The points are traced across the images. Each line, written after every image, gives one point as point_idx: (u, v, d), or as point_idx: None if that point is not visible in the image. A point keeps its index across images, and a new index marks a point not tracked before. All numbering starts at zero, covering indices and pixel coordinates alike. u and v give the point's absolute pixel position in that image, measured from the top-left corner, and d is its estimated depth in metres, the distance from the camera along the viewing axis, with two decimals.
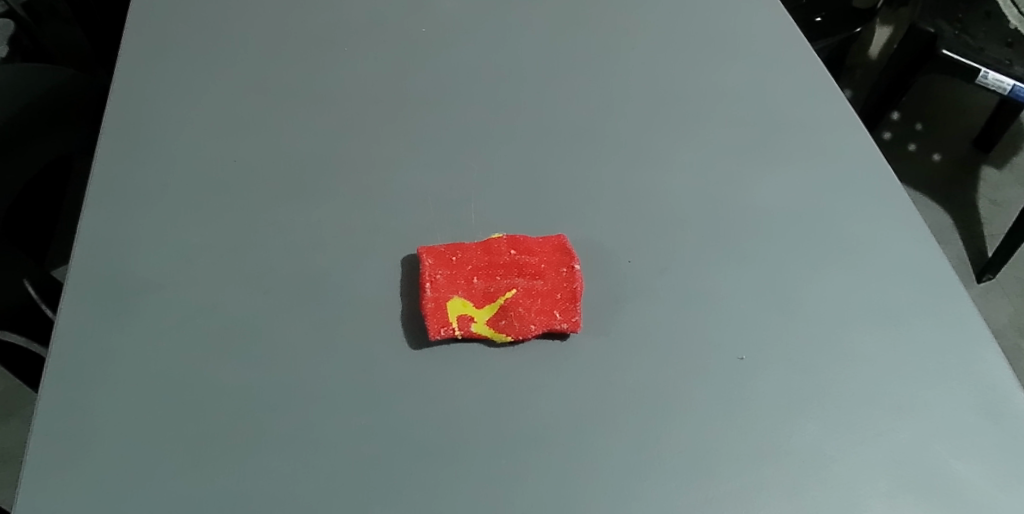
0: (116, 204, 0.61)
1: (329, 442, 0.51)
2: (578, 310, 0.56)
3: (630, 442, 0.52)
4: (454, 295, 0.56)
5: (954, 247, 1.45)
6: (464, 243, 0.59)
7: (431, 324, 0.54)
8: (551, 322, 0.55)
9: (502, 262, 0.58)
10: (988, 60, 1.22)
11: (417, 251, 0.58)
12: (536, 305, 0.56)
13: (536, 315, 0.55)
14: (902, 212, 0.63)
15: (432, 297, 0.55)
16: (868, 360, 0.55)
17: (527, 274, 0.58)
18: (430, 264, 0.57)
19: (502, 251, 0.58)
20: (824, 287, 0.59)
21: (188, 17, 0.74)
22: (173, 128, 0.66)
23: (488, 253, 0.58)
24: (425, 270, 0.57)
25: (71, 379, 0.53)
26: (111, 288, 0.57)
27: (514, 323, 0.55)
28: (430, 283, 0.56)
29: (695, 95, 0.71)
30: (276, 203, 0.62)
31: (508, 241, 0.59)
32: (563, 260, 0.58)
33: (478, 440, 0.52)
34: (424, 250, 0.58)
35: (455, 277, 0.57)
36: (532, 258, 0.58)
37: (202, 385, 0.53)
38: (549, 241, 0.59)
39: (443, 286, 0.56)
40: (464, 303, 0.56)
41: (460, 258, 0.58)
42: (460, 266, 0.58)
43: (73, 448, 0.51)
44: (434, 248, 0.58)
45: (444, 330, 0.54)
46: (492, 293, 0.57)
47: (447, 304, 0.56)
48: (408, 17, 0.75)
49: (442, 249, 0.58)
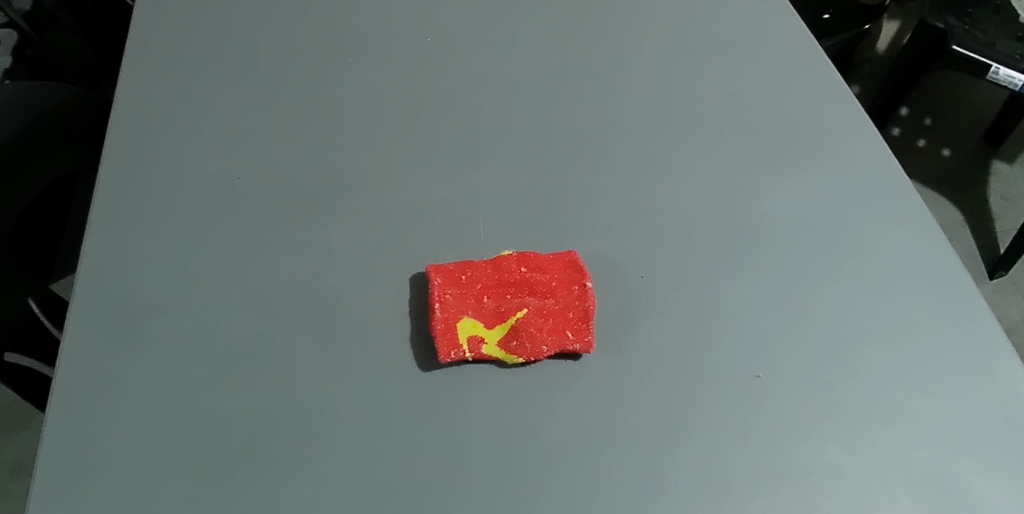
0: (122, 224, 0.60)
1: (340, 467, 0.51)
2: (590, 329, 0.55)
3: (645, 463, 0.51)
4: (464, 315, 0.55)
5: (965, 244, 1.43)
6: (473, 261, 0.58)
7: (441, 347, 0.53)
8: (564, 343, 0.54)
9: (512, 279, 0.57)
10: (998, 56, 1.19)
11: (426, 270, 0.58)
12: (548, 325, 0.55)
13: (548, 335, 0.54)
14: (917, 220, 0.62)
15: (441, 318, 0.55)
16: (884, 374, 0.54)
17: (538, 292, 0.57)
18: (439, 283, 0.56)
19: (512, 268, 0.57)
20: (839, 299, 0.58)
21: (192, 32, 0.73)
22: (178, 146, 0.65)
23: (498, 271, 0.57)
24: (434, 290, 0.56)
25: (77, 405, 0.52)
26: (118, 311, 0.56)
27: (525, 343, 0.54)
28: (439, 303, 0.55)
29: (705, 102, 0.70)
30: (282, 222, 0.61)
31: (518, 259, 0.58)
32: (575, 277, 0.57)
33: (491, 464, 0.51)
34: (433, 269, 0.57)
35: (465, 296, 0.56)
36: (543, 276, 0.57)
37: (210, 409, 0.52)
38: (560, 257, 0.58)
39: (453, 306, 0.55)
40: (474, 323, 0.55)
41: (470, 276, 0.57)
42: (470, 284, 0.57)
43: (80, 475, 0.50)
44: (443, 266, 0.57)
45: (454, 353, 0.53)
46: (502, 313, 0.56)
47: (457, 325, 0.55)
48: (414, 27, 0.75)
49: (451, 267, 0.57)
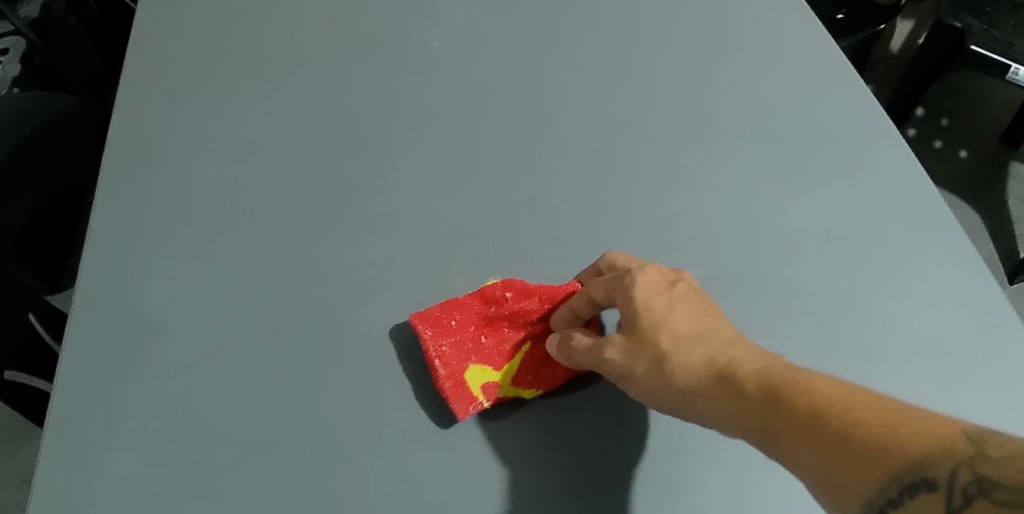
0: (121, 237, 0.59)
1: (346, 495, 0.49)
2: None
3: (665, 492, 0.50)
4: (468, 364, 0.53)
5: (985, 248, 1.39)
6: (455, 299, 0.55)
7: (456, 405, 0.51)
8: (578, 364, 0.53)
9: (503, 311, 0.54)
10: (1019, 56, 1.15)
11: (409, 321, 0.54)
12: None
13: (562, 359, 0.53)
14: (951, 236, 0.61)
15: (447, 374, 0.52)
16: (921, 397, 0.54)
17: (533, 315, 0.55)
18: (431, 335, 0.53)
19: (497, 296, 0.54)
20: (875, 322, 0.57)
21: (195, 40, 0.72)
22: (180, 157, 0.63)
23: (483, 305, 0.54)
24: (429, 346, 0.53)
25: (72, 427, 0.50)
26: (116, 328, 0.54)
27: (543, 375, 0.53)
28: (438, 359, 0.52)
29: (717, 110, 0.68)
30: (286, 235, 0.59)
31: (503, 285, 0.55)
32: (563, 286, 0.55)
33: (500, 492, 0.49)
34: (417, 320, 0.54)
35: (460, 343, 0.54)
36: (532, 300, 0.54)
37: (211, 431, 0.51)
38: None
39: (453, 357, 0.53)
40: (481, 369, 0.53)
41: (460, 320, 0.54)
42: (461, 329, 0.54)
43: (76, 502, 0.48)
44: (426, 313, 0.54)
45: (471, 407, 0.51)
46: (506, 349, 0.54)
47: (466, 376, 0.52)
48: (421, 33, 0.73)
49: (433, 314, 0.54)
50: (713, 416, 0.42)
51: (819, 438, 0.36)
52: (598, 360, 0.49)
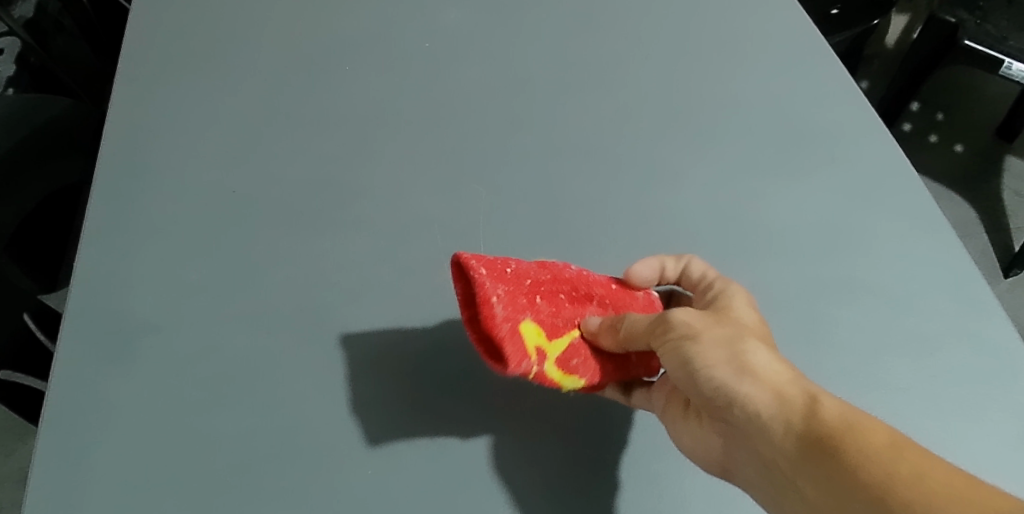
0: (115, 238, 0.59)
1: (337, 490, 0.49)
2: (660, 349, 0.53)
3: (654, 486, 0.50)
4: (526, 317, 0.48)
5: (979, 242, 1.40)
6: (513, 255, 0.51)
7: (513, 354, 0.46)
8: (628, 370, 0.52)
9: (564, 279, 0.52)
10: (1012, 51, 1.16)
11: (459, 259, 0.47)
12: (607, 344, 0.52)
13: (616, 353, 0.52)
14: (938, 231, 0.62)
15: (506, 317, 0.47)
16: (905, 391, 0.54)
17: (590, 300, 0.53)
18: (487, 275, 0.47)
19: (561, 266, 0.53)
20: (861, 316, 0.58)
21: (188, 41, 0.72)
22: (173, 157, 0.64)
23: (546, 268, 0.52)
24: (486, 283, 0.47)
25: (67, 426, 0.51)
26: (110, 328, 0.55)
27: (593, 363, 0.50)
28: (497, 297, 0.47)
29: (707, 108, 0.69)
30: (279, 234, 0.60)
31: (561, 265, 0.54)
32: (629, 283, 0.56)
33: (490, 488, 0.50)
34: (474, 256, 0.47)
35: (517, 293, 0.48)
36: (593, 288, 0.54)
37: (204, 429, 0.51)
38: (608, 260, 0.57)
39: (512, 304, 0.47)
40: (539, 330, 0.48)
41: (518, 271, 0.49)
42: (521, 278, 0.49)
43: (70, 499, 0.48)
44: (483, 254, 0.48)
45: (525, 364, 0.46)
46: (559, 322, 0.50)
47: (523, 328, 0.47)
48: (413, 32, 0.73)
49: (491, 256, 0.49)
50: (764, 403, 0.43)
51: (894, 464, 0.39)
52: (660, 325, 0.48)
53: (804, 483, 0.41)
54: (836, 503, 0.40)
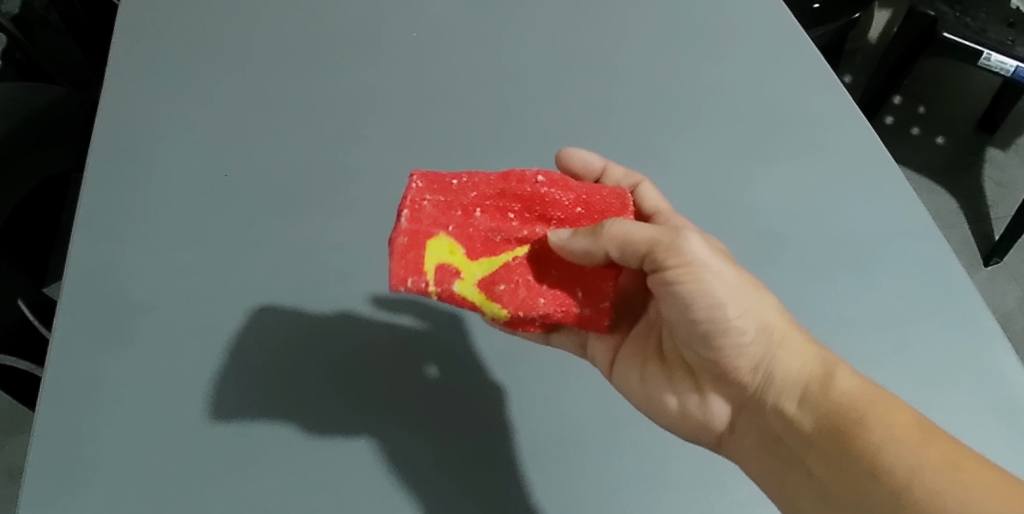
0: (110, 223, 0.61)
1: (330, 458, 0.52)
2: (608, 294, 0.52)
3: (631, 452, 0.54)
4: (442, 234, 0.49)
5: (960, 232, 1.43)
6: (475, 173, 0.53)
7: (398, 272, 0.47)
8: (566, 304, 0.51)
9: (522, 193, 0.52)
10: (989, 42, 1.19)
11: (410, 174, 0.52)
12: (552, 279, 0.51)
13: (553, 289, 0.51)
14: (910, 211, 0.65)
15: (410, 230, 0.49)
16: (878, 361, 0.57)
17: (549, 221, 0.53)
18: (421, 188, 0.51)
19: (527, 179, 0.53)
20: (835, 291, 0.60)
21: (178, 29, 0.74)
22: (165, 144, 0.66)
23: (504, 179, 0.53)
24: (411, 193, 0.50)
25: (68, 402, 0.54)
26: (108, 308, 0.57)
27: (522, 292, 0.50)
28: (412, 208, 0.50)
29: (687, 95, 0.71)
30: (270, 218, 0.62)
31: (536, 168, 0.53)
32: (601, 212, 0.53)
33: (477, 454, 0.54)
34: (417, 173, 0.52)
35: (449, 207, 0.51)
36: (564, 197, 0.53)
37: (201, 401, 0.54)
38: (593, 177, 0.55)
39: (428, 220, 0.50)
40: (450, 248, 0.49)
41: (462, 187, 0.52)
42: (461, 191, 0.52)
43: (75, 470, 0.51)
44: (430, 173, 0.52)
45: (412, 282, 0.47)
46: (495, 240, 0.51)
47: (428, 244, 0.49)
48: (402, 21, 0.75)
49: (437, 172, 0.53)
50: (788, 367, 0.49)
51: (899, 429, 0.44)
52: (676, 248, 0.49)
53: (811, 444, 0.47)
54: (837, 465, 0.45)
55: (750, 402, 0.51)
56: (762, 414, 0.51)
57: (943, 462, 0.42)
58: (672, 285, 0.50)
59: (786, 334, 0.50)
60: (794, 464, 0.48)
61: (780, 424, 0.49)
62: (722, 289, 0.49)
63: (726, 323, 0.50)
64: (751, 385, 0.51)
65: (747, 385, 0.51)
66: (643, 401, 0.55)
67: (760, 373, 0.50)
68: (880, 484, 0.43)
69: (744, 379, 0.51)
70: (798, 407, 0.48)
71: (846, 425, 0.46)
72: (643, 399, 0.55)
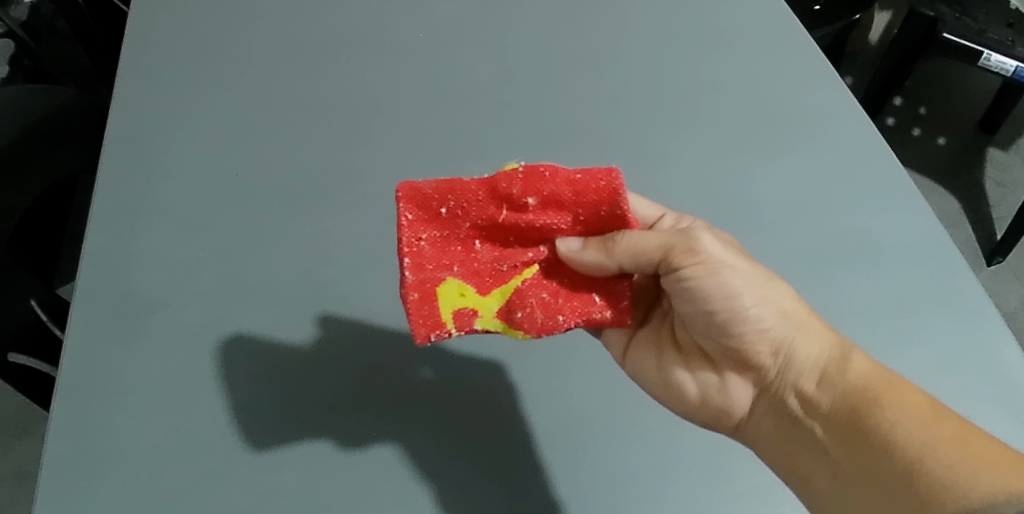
0: (122, 222, 0.62)
1: (340, 453, 0.53)
2: (624, 296, 0.52)
3: (639, 445, 0.54)
4: (448, 278, 0.50)
5: (963, 231, 1.43)
6: (461, 183, 0.50)
7: (418, 330, 0.48)
8: (589, 314, 0.51)
9: (517, 221, 0.51)
10: (989, 43, 1.19)
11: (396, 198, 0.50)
12: (567, 291, 0.51)
13: (570, 302, 0.51)
14: (913, 207, 0.65)
15: (417, 285, 0.49)
16: (883, 352, 0.58)
17: (549, 239, 0.52)
18: (411, 223, 0.50)
19: (518, 202, 0.50)
20: (840, 284, 0.61)
21: (187, 32, 0.75)
22: (175, 145, 0.67)
23: (495, 205, 0.50)
24: (405, 235, 0.50)
25: (82, 398, 0.54)
26: (120, 306, 0.58)
27: (539, 314, 0.49)
28: (411, 254, 0.50)
29: (690, 95, 0.72)
30: (279, 218, 0.63)
31: (527, 185, 0.50)
32: (601, 229, 0.52)
33: (486, 449, 0.54)
34: (403, 202, 0.50)
35: (447, 242, 0.51)
36: (559, 219, 0.51)
37: (213, 397, 0.55)
38: (589, 182, 0.50)
39: (431, 266, 0.50)
40: (460, 289, 0.50)
41: (453, 215, 0.51)
42: (455, 224, 0.51)
43: (89, 465, 0.52)
44: (416, 196, 0.50)
45: (434, 335, 0.49)
46: (500, 270, 0.51)
47: (439, 293, 0.49)
48: (407, 23, 0.76)
49: (424, 191, 0.50)
50: (808, 352, 0.52)
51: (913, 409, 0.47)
52: (693, 250, 0.51)
53: (829, 425, 0.50)
54: (854, 447, 0.48)
55: (768, 387, 0.54)
56: (780, 397, 0.53)
57: (955, 438, 0.45)
58: (689, 287, 0.52)
59: (806, 321, 0.53)
60: (813, 444, 0.50)
61: (799, 405, 0.52)
62: (739, 286, 0.52)
63: (748, 312, 0.52)
64: (770, 369, 0.54)
65: (768, 370, 0.54)
66: (658, 393, 0.56)
67: (779, 357, 0.53)
68: (893, 460, 0.46)
69: (762, 364, 0.54)
70: (816, 388, 0.52)
71: (862, 405, 0.49)
72: (662, 390, 0.56)
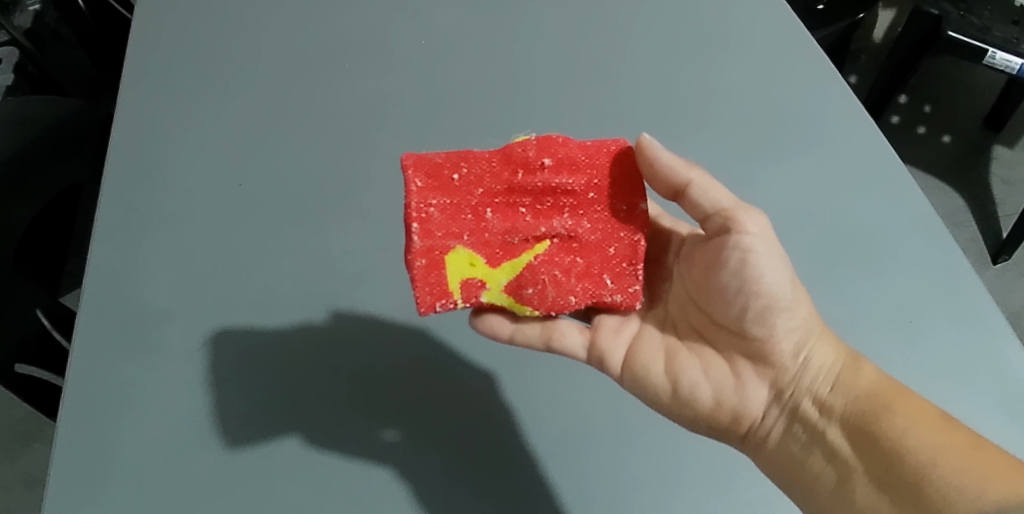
0: (127, 232, 0.62)
1: (346, 461, 0.53)
2: (636, 278, 0.53)
3: (645, 453, 0.54)
4: (459, 247, 0.51)
5: (967, 230, 1.43)
6: (472, 153, 0.53)
7: (424, 299, 0.50)
8: (598, 292, 0.52)
9: (531, 187, 0.52)
10: (995, 41, 1.18)
11: (405, 164, 0.52)
12: (580, 267, 0.52)
13: (582, 282, 0.52)
14: (917, 209, 0.65)
15: (424, 252, 0.50)
16: (887, 358, 0.57)
17: (562, 209, 0.52)
18: (422, 189, 0.51)
19: (533, 165, 0.52)
20: (844, 289, 0.61)
21: (192, 41, 0.75)
22: (179, 154, 0.67)
23: (509, 170, 0.52)
24: (415, 199, 0.51)
25: (88, 408, 0.55)
26: (126, 316, 0.58)
27: (550, 293, 0.51)
28: (420, 220, 0.50)
29: (695, 99, 0.71)
30: (284, 226, 0.63)
31: (540, 149, 0.52)
32: (614, 195, 0.52)
33: (491, 457, 0.54)
34: (412, 167, 0.52)
35: (458, 210, 0.52)
36: (574, 184, 0.52)
37: (219, 407, 0.55)
38: (601, 147, 0.53)
39: (440, 233, 0.51)
40: (470, 259, 0.51)
41: (465, 182, 0.52)
42: (468, 190, 0.52)
43: (96, 474, 0.52)
44: (427, 163, 0.52)
45: (440, 306, 0.50)
46: (512, 243, 0.52)
47: (448, 262, 0.50)
48: (411, 29, 0.76)
49: (435, 160, 0.52)
50: (826, 358, 0.51)
51: (928, 417, 0.47)
52: (742, 232, 0.51)
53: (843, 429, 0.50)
54: (868, 450, 0.48)
55: (779, 390, 0.53)
56: (792, 401, 0.52)
57: (966, 446, 0.46)
58: (743, 261, 0.51)
59: (824, 328, 0.53)
60: (820, 447, 0.50)
61: (811, 409, 0.51)
62: (777, 275, 0.51)
63: (779, 305, 0.51)
64: (788, 372, 0.52)
65: (783, 375, 0.53)
66: (671, 395, 0.53)
67: (799, 360, 0.52)
68: (904, 468, 0.46)
69: (778, 364, 0.53)
70: (829, 392, 0.51)
71: (877, 409, 0.49)
72: (671, 398, 0.53)
